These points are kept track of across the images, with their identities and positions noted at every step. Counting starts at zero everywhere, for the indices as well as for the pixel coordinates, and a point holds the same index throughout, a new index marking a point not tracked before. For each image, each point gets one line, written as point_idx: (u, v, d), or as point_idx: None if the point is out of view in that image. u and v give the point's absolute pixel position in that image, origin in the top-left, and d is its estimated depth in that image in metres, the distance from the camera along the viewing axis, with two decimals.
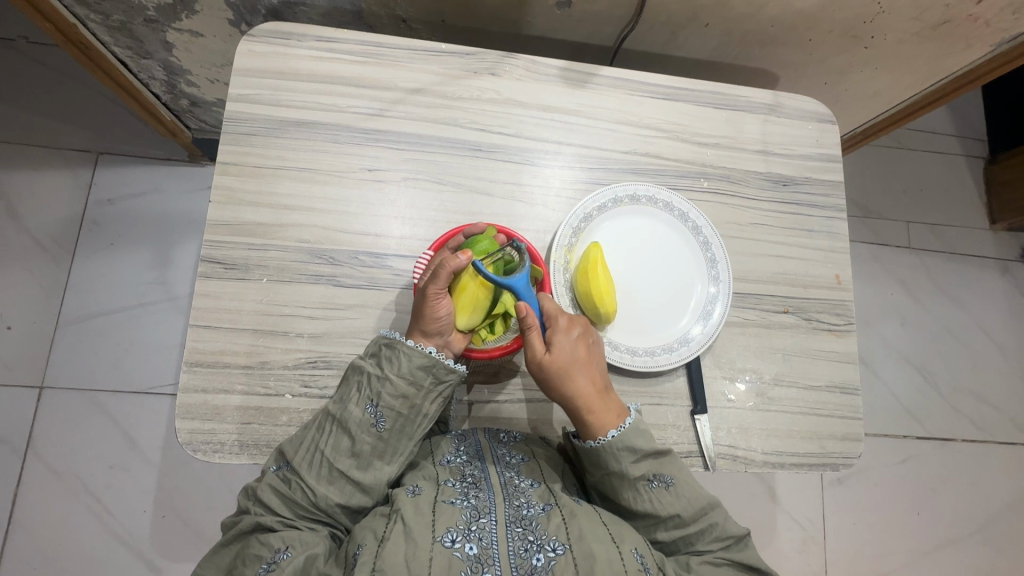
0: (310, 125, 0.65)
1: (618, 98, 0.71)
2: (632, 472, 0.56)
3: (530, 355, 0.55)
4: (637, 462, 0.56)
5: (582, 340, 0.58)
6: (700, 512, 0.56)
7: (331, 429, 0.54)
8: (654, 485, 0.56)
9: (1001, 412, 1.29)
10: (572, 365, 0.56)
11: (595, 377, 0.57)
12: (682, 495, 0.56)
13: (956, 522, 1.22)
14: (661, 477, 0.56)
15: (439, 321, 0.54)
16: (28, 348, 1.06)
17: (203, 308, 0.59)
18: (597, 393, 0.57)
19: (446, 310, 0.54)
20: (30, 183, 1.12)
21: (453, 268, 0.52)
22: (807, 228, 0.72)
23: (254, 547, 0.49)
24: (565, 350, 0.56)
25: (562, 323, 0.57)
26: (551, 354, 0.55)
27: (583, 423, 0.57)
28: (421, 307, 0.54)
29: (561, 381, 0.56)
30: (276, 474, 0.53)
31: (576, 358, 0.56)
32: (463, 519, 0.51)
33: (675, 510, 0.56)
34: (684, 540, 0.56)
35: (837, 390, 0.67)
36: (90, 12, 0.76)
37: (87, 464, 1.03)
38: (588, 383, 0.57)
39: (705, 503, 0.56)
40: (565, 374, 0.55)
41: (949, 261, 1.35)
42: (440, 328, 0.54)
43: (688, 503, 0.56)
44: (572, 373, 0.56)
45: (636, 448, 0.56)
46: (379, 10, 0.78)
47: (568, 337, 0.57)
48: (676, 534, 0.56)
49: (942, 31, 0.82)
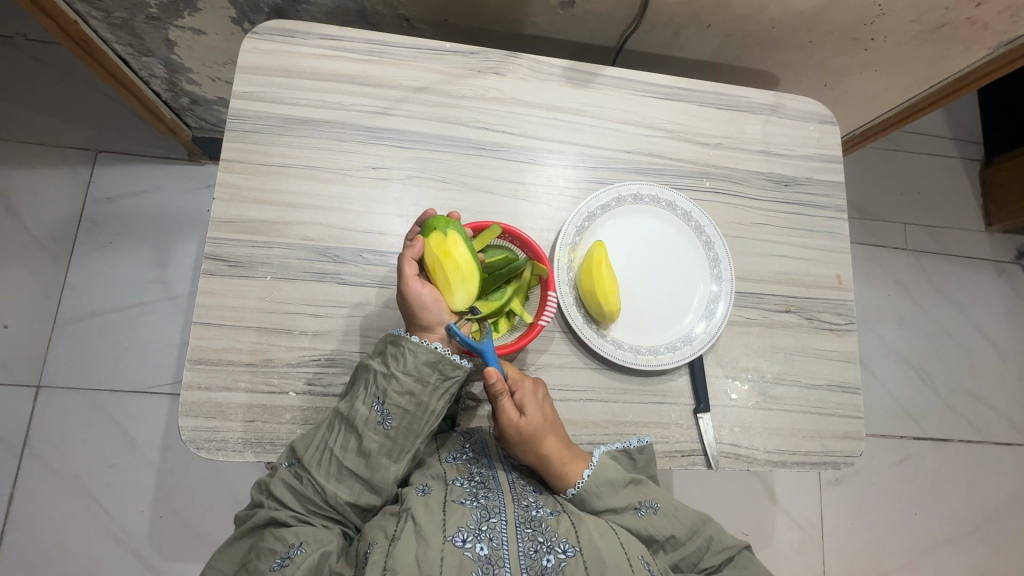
0: (315, 123, 0.64)
1: (621, 97, 0.71)
2: (616, 504, 0.56)
3: (505, 420, 0.54)
4: (618, 494, 0.57)
5: (546, 400, 0.58)
6: (693, 529, 0.57)
7: (340, 427, 0.54)
8: (643, 512, 0.57)
9: (997, 413, 1.30)
10: (539, 426, 0.55)
11: (562, 434, 0.57)
12: (671, 516, 0.57)
13: (953, 521, 1.23)
14: (645, 502, 0.57)
15: (427, 306, 0.54)
16: (26, 347, 1.05)
17: (206, 306, 0.59)
18: (565, 447, 0.57)
19: (430, 295, 0.54)
20: (28, 182, 1.11)
21: (409, 253, 0.55)
22: (809, 228, 0.72)
23: (268, 541, 0.49)
24: (535, 410, 0.56)
25: (524, 385, 0.56)
26: (524, 416, 0.55)
27: (554, 481, 0.56)
28: (404, 305, 0.55)
29: (528, 442, 0.55)
30: (288, 470, 0.53)
31: (542, 417, 0.56)
32: (474, 519, 0.51)
33: (670, 531, 0.56)
34: (687, 561, 0.56)
35: (838, 388, 0.68)
36: (91, 10, 0.75)
37: (86, 464, 1.03)
38: (557, 439, 0.56)
39: (696, 520, 0.58)
40: (531, 435, 0.55)
41: (945, 262, 1.36)
42: (430, 314, 0.54)
43: (679, 522, 0.57)
44: (540, 433, 0.55)
45: (614, 480, 0.56)
46: (382, 9, 0.78)
47: (535, 399, 0.56)
48: (677, 556, 0.57)
49: (941, 34, 0.82)
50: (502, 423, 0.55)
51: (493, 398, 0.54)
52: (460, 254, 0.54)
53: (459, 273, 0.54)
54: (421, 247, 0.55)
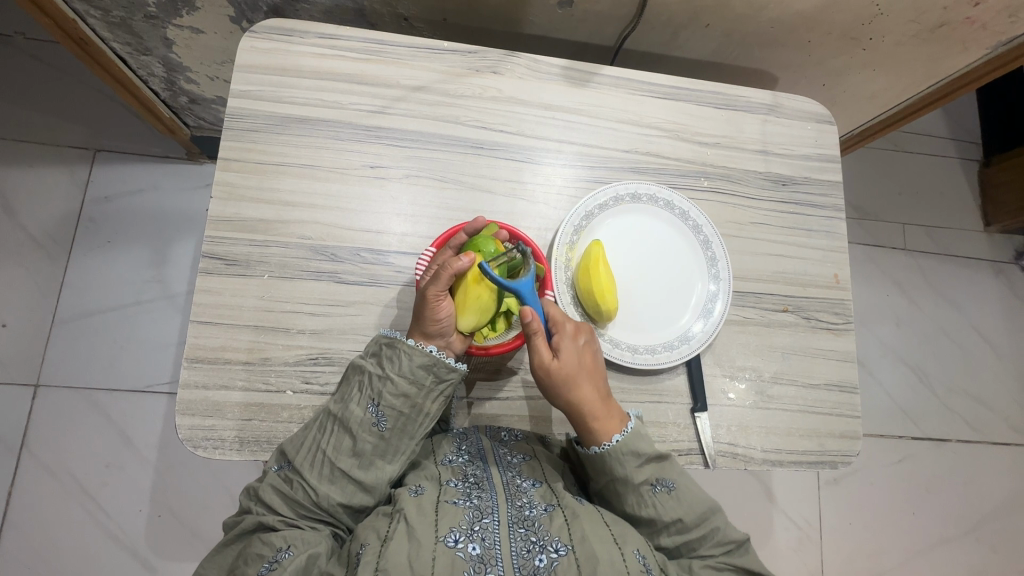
0: (312, 122, 0.64)
1: (619, 96, 0.71)
2: (635, 476, 0.56)
3: (538, 361, 0.55)
4: (641, 466, 0.56)
5: (587, 347, 0.58)
6: (702, 516, 0.56)
7: (332, 429, 0.54)
8: (657, 490, 0.56)
9: (995, 413, 1.30)
10: (575, 373, 0.56)
11: (599, 385, 0.58)
12: (683, 500, 0.57)
13: (951, 522, 1.23)
14: (662, 481, 0.57)
15: (438, 320, 0.54)
16: (23, 345, 1.05)
17: (202, 305, 0.59)
18: (603, 401, 0.57)
19: (446, 312, 0.54)
20: (27, 181, 1.11)
21: (454, 269, 0.52)
22: (806, 228, 0.72)
23: (256, 546, 0.49)
24: (570, 356, 0.56)
25: (562, 330, 0.57)
26: (558, 360, 0.55)
27: (586, 430, 0.56)
28: (422, 309, 0.54)
29: (561, 386, 0.55)
30: (277, 473, 0.53)
31: (579, 365, 0.56)
32: (466, 519, 0.51)
33: (678, 514, 0.56)
34: (686, 546, 0.56)
35: (836, 388, 0.68)
36: (90, 8, 0.75)
37: (81, 463, 1.03)
38: (594, 390, 0.57)
39: (706, 507, 0.57)
40: (565, 379, 0.55)
41: (943, 262, 1.36)
42: (441, 330, 0.54)
43: (690, 506, 0.56)
44: (575, 379, 0.56)
45: (641, 452, 0.56)
46: (381, 8, 0.78)
47: (574, 345, 0.57)
48: (679, 540, 0.56)
49: (938, 34, 0.83)
50: (535, 362, 0.55)
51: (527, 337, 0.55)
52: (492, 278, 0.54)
53: (480, 302, 0.54)
54: (466, 265, 0.52)
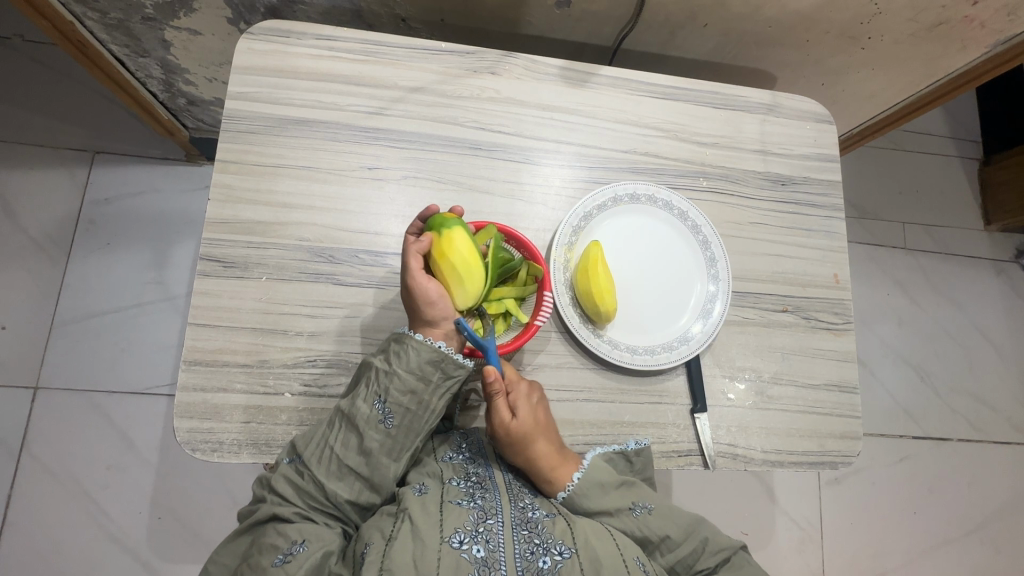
0: (310, 124, 0.64)
1: (617, 97, 0.71)
2: (609, 504, 0.56)
3: (497, 422, 0.55)
4: (608, 496, 0.56)
5: (542, 403, 0.57)
6: (688, 529, 0.57)
7: (341, 425, 0.53)
8: (637, 513, 0.56)
9: (997, 413, 1.30)
10: (532, 430, 0.55)
11: (556, 437, 0.57)
12: (665, 517, 0.57)
13: (954, 522, 1.23)
14: (640, 503, 0.57)
15: (428, 304, 0.54)
16: (24, 348, 1.05)
17: (200, 307, 0.59)
18: (559, 452, 0.57)
19: (432, 291, 0.54)
20: (26, 183, 1.11)
21: (414, 249, 0.54)
22: (806, 228, 0.72)
23: (270, 537, 0.49)
24: (527, 413, 0.55)
25: (518, 388, 0.56)
26: (515, 418, 0.55)
27: (546, 483, 0.56)
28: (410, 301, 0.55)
29: (518, 445, 0.55)
30: (289, 465, 0.53)
31: (535, 421, 0.55)
32: (471, 520, 0.51)
33: (664, 531, 0.56)
34: (682, 562, 0.56)
35: (835, 388, 0.68)
36: (87, 10, 0.75)
37: (82, 466, 1.02)
38: (550, 443, 0.56)
39: (689, 520, 0.57)
40: (521, 438, 0.55)
41: (944, 261, 1.35)
42: (434, 314, 0.54)
43: (673, 522, 0.57)
44: (531, 436, 0.55)
45: (604, 483, 0.56)
46: (379, 9, 0.78)
47: (529, 402, 0.56)
48: (672, 557, 0.56)
49: (937, 32, 0.82)
50: (494, 422, 0.55)
51: (488, 396, 0.55)
52: (458, 251, 0.53)
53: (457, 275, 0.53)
54: (426, 243, 0.54)
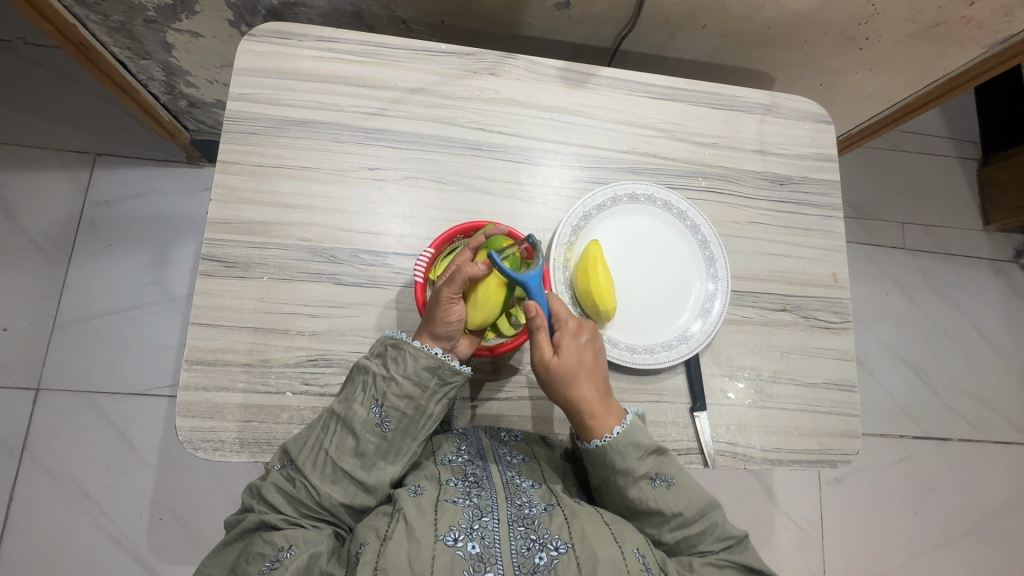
0: (311, 124, 0.65)
1: (615, 97, 0.71)
2: (636, 469, 0.56)
3: (538, 357, 0.56)
4: (641, 459, 0.56)
5: (590, 344, 0.58)
6: (701, 511, 0.57)
7: (335, 428, 0.54)
8: (657, 484, 0.56)
9: (997, 412, 1.30)
10: (573, 370, 0.56)
11: (598, 384, 0.57)
12: (684, 494, 0.56)
13: (953, 521, 1.23)
14: (662, 475, 0.57)
15: (450, 323, 0.54)
16: (25, 349, 1.06)
17: (201, 307, 0.59)
18: (600, 400, 0.57)
19: (458, 315, 0.54)
20: (27, 185, 1.11)
21: (470, 272, 0.53)
22: (805, 227, 0.73)
23: (257, 545, 0.49)
24: (570, 353, 0.56)
25: (565, 326, 0.57)
26: (557, 356, 0.56)
27: (584, 428, 0.57)
28: (434, 311, 0.54)
29: (557, 384, 0.56)
30: (280, 472, 0.53)
31: (578, 363, 0.56)
32: (465, 518, 0.51)
33: (679, 508, 0.56)
34: (686, 542, 0.56)
35: (834, 386, 0.68)
36: (89, 13, 0.76)
37: (82, 468, 1.03)
38: (592, 389, 0.57)
39: (704, 503, 0.57)
40: (562, 377, 0.56)
41: (943, 260, 1.36)
42: (450, 333, 0.54)
43: (689, 501, 0.56)
44: (573, 376, 0.56)
45: (640, 444, 0.56)
46: (379, 11, 0.79)
47: (575, 343, 0.57)
48: (680, 535, 0.56)
49: (934, 33, 0.83)
50: (536, 358, 0.56)
51: (530, 331, 0.56)
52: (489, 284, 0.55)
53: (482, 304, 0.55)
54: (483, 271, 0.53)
